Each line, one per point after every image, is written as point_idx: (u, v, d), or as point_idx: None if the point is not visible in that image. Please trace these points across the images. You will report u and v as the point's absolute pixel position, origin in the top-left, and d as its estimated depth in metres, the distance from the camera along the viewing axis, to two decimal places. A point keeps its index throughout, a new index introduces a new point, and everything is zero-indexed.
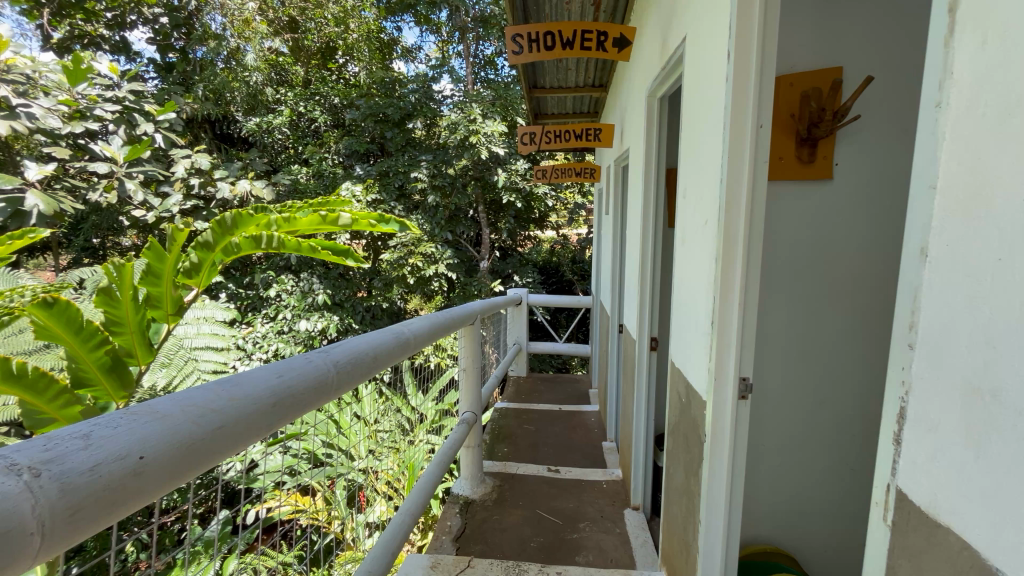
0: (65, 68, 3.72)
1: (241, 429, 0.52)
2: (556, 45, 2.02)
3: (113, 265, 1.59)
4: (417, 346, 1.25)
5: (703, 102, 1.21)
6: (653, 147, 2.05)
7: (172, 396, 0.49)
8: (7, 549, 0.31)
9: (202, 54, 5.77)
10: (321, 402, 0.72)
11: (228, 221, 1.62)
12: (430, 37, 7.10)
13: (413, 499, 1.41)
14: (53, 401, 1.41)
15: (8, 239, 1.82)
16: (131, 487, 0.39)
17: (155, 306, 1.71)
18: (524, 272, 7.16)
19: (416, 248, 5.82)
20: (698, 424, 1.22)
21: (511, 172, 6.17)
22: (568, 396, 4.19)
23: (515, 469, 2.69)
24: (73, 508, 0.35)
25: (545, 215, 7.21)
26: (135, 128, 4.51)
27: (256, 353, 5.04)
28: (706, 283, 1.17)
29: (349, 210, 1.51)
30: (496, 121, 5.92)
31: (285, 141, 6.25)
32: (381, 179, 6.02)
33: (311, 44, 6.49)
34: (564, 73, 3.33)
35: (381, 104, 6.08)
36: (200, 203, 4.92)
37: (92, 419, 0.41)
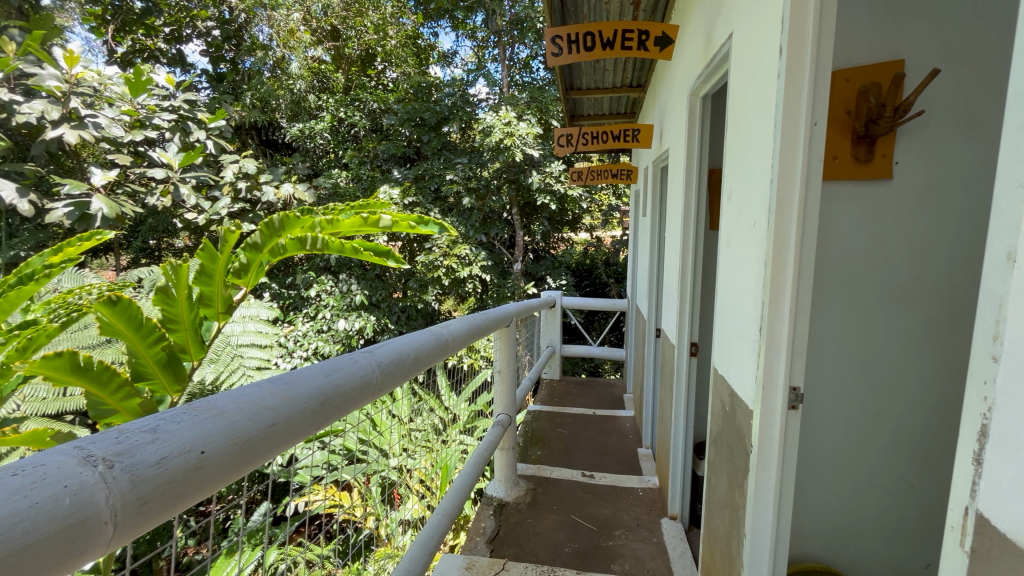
0: (126, 80, 4.00)
1: (290, 427, 0.53)
2: (596, 46, 2.00)
3: (170, 265, 1.66)
4: (456, 347, 1.26)
5: (752, 99, 1.17)
6: (694, 147, 2.00)
7: (229, 392, 0.50)
8: (82, 538, 0.33)
9: (250, 64, 6.04)
10: (366, 400, 0.73)
11: (276, 222, 1.67)
12: (466, 42, 7.19)
13: (449, 500, 1.42)
14: (115, 393, 1.51)
15: (78, 240, 1.95)
16: (193, 481, 0.41)
17: (208, 305, 1.78)
18: (557, 275, 7.13)
19: (451, 250, 5.86)
20: (744, 435, 1.17)
21: (546, 174, 6.16)
22: (603, 400, 4.13)
23: (549, 473, 2.68)
24: (142, 500, 0.36)
25: (579, 217, 7.16)
26: (189, 136, 4.72)
27: (297, 351, 5.22)
28: (754, 287, 1.12)
29: (389, 212, 1.53)
30: (531, 124, 5.93)
31: (326, 146, 6.45)
32: (417, 183, 6.11)
33: (351, 52, 6.68)
34: (601, 74, 3.30)
35: (418, 109, 6.20)
36: (247, 206, 5.14)
37: (157, 415, 0.42)
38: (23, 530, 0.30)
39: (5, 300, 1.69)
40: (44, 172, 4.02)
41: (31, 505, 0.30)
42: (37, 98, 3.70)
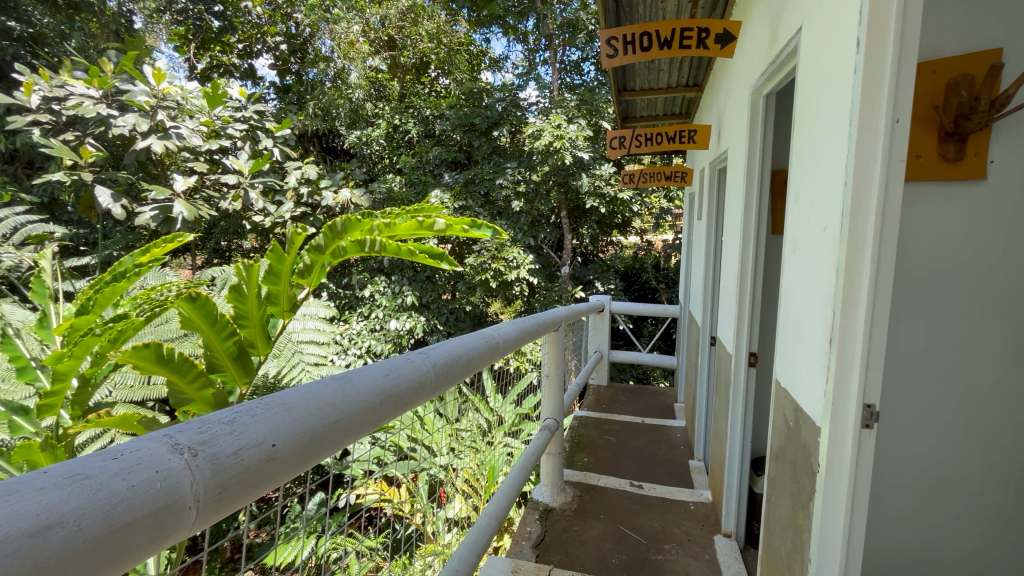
0: (205, 94, 4.38)
1: (350, 424, 0.55)
2: (653, 46, 1.95)
3: (243, 265, 1.77)
4: (507, 349, 1.27)
5: (824, 95, 1.10)
6: (757, 147, 1.91)
7: (297, 389, 0.53)
8: (169, 520, 0.35)
9: (313, 75, 6.36)
10: (422, 400, 0.75)
11: (339, 225, 1.75)
12: (517, 47, 7.23)
13: (496, 501, 1.43)
14: (192, 382, 1.64)
15: (163, 242, 2.13)
16: (265, 471, 0.43)
17: (274, 302, 1.87)
18: (606, 279, 7.02)
19: (499, 253, 5.88)
20: (809, 453, 1.11)
21: (596, 177, 6.10)
22: (652, 408, 4.02)
23: (596, 480, 2.64)
24: (221, 487, 0.39)
25: (629, 220, 7.05)
26: (258, 144, 5.04)
27: (352, 349, 5.44)
28: (824, 295, 1.06)
29: (444, 216, 1.55)
30: (581, 125, 5.89)
31: (382, 151, 6.67)
32: (467, 187, 6.18)
33: (407, 61, 6.87)
34: (655, 74, 3.22)
35: (469, 114, 6.29)
36: (308, 210, 5.36)
37: (234, 407, 0.45)
38: (120, 510, 0.32)
39: (102, 295, 1.88)
40: (133, 179, 4.43)
41: (127, 488, 0.33)
42: (129, 112, 4.10)
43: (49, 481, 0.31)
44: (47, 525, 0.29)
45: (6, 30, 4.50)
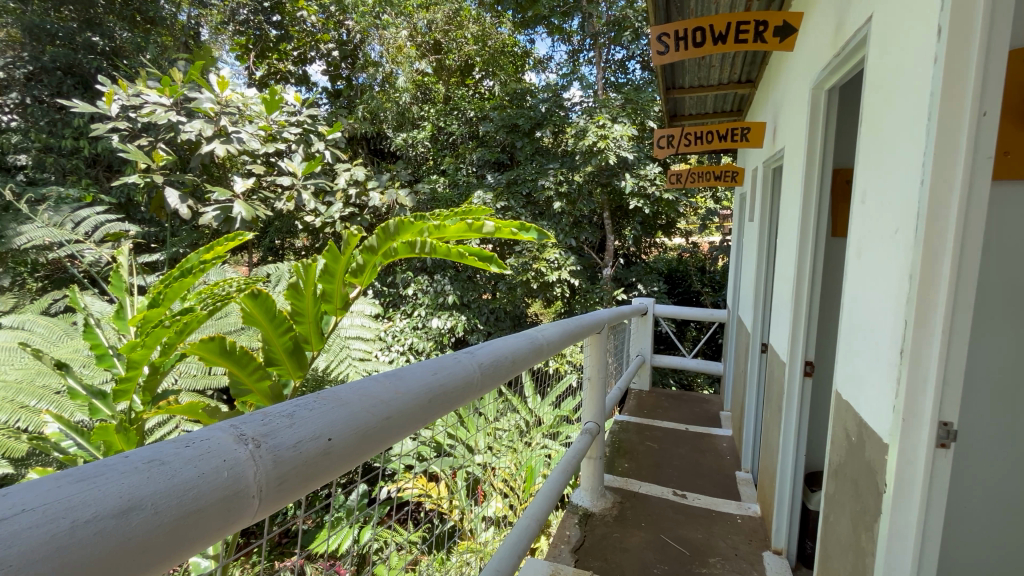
0: (264, 99, 4.62)
1: (400, 421, 0.56)
2: (706, 41, 1.89)
3: (302, 264, 1.85)
4: (551, 351, 1.26)
5: (898, 88, 1.03)
6: (817, 145, 1.81)
7: (351, 384, 0.54)
8: (233, 509, 0.36)
9: (363, 80, 6.55)
10: (469, 400, 0.76)
11: (392, 227, 1.79)
12: (562, 47, 7.17)
13: (537, 504, 1.42)
14: (251, 375, 1.74)
15: (225, 241, 2.26)
16: (321, 464, 0.44)
17: (328, 300, 1.94)
18: (649, 281, 6.85)
19: (540, 254, 5.86)
20: (875, 471, 1.03)
21: (640, 177, 5.96)
22: (696, 416, 3.89)
23: (637, 487, 2.58)
24: (282, 478, 0.40)
25: (674, 221, 6.87)
26: (311, 147, 5.25)
27: (395, 345, 5.58)
28: (894, 303, 0.99)
29: (493, 219, 1.56)
30: (626, 125, 5.80)
31: (427, 153, 6.78)
32: (509, 187, 6.18)
33: (452, 63, 6.97)
34: (706, 71, 3.12)
35: (513, 115, 6.30)
36: (355, 211, 5.51)
37: (293, 401, 0.46)
38: (193, 497, 0.33)
39: (171, 289, 2.02)
40: (198, 181, 4.73)
41: (198, 475, 0.34)
42: (196, 118, 4.40)
43: (132, 465, 0.33)
44: (128, 508, 0.30)
45: (92, 44, 5.20)
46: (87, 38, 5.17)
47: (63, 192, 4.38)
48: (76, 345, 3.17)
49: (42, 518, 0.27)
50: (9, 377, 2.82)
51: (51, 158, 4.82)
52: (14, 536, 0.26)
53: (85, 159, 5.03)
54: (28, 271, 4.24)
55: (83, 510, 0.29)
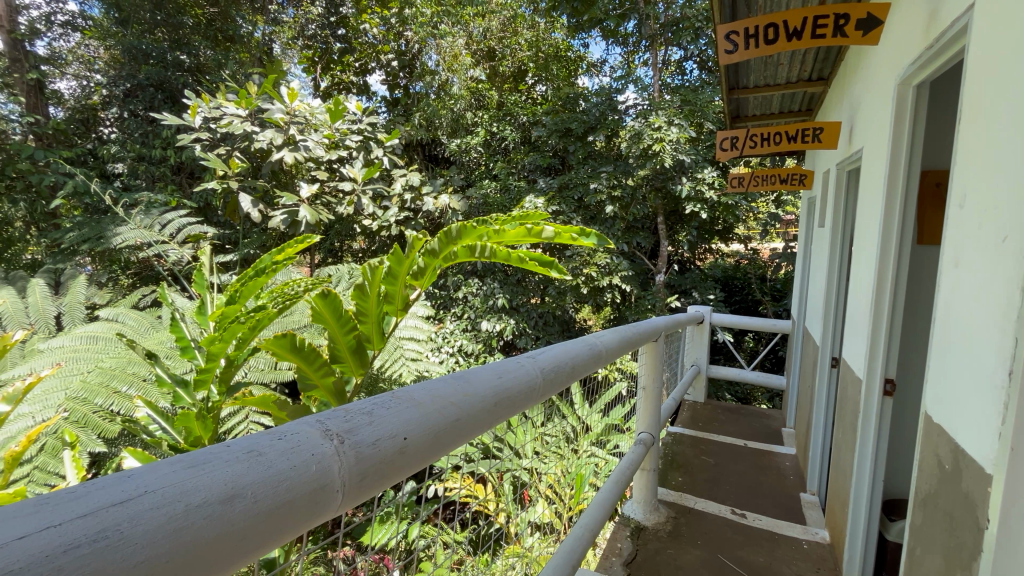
0: (329, 109, 4.90)
1: (467, 423, 0.57)
2: (780, 38, 1.80)
3: (368, 267, 1.92)
4: (609, 357, 1.23)
5: (1010, 80, 0.93)
6: (902, 145, 1.67)
7: (423, 385, 0.55)
8: (320, 502, 0.38)
9: (420, 89, 6.75)
10: (531, 404, 0.75)
11: (454, 231, 1.81)
12: (617, 49, 7.03)
13: (591, 514, 1.40)
14: (317, 370, 1.84)
15: (295, 243, 2.39)
16: (398, 462, 0.45)
17: (390, 302, 2.00)
18: (705, 288, 6.58)
19: (591, 259, 5.79)
20: (975, 502, 0.93)
21: (698, 181, 5.74)
22: (756, 431, 3.69)
23: (692, 503, 2.48)
24: (363, 474, 0.41)
25: (732, 226, 6.60)
26: (371, 153, 5.46)
27: (445, 346, 5.68)
28: (1003, 318, 0.89)
29: (553, 224, 1.56)
30: (683, 128, 5.63)
31: (480, 158, 6.81)
32: (561, 192, 6.13)
33: (505, 69, 7.08)
34: (773, 69, 2.97)
35: (566, 119, 6.27)
36: (410, 215, 5.66)
37: (371, 399, 0.48)
38: (286, 488, 0.35)
39: (247, 287, 2.16)
40: (269, 186, 5.05)
41: (290, 467, 0.36)
42: (268, 128, 4.74)
43: (233, 455, 0.34)
44: (230, 495, 0.32)
45: (180, 62, 5.72)
46: (177, 56, 5.68)
47: (152, 196, 4.79)
48: (161, 337, 3.45)
49: (159, 502, 0.29)
50: (105, 364, 3.12)
51: (143, 166, 5.32)
52: (134, 517, 0.28)
53: (171, 167, 5.51)
54: (121, 268, 4.71)
55: (193, 495, 0.30)
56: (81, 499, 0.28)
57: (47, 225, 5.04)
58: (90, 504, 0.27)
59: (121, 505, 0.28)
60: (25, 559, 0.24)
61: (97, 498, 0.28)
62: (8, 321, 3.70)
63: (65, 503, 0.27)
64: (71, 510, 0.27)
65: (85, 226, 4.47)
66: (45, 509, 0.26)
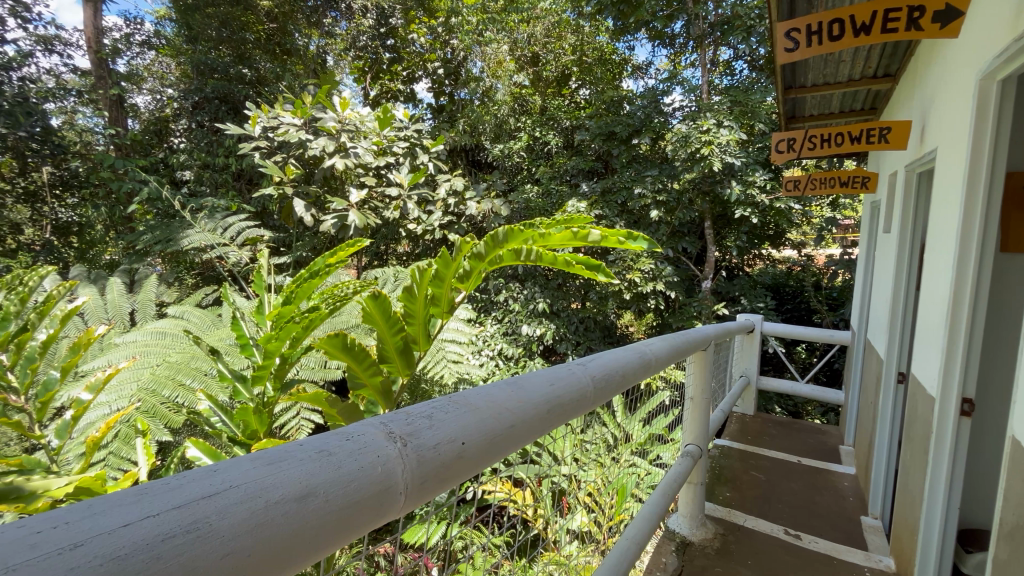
0: (379, 117, 5.08)
1: (522, 429, 0.57)
2: (845, 34, 1.71)
3: (416, 270, 1.95)
4: (659, 366, 1.20)
5: None
6: (985, 145, 1.55)
7: (479, 390, 0.56)
8: (386, 500, 0.39)
9: (465, 95, 6.85)
10: (583, 412, 0.74)
11: (500, 234, 1.82)
12: (663, 51, 6.87)
13: (637, 526, 1.37)
14: (366, 370, 1.90)
15: (346, 246, 2.47)
16: (457, 465, 0.46)
17: (437, 304, 2.03)
18: (754, 296, 6.30)
19: (635, 264, 5.67)
20: None
21: (748, 185, 5.51)
22: (811, 447, 3.50)
23: (742, 521, 2.38)
24: (424, 477, 0.42)
25: (784, 231, 6.33)
26: (417, 159, 5.58)
27: (486, 349, 5.72)
28: None
29: (599, 227, 1.54)
30: (733, 129, 5.44)
31: (522, 163, 6.83)
32: (605, 196, 6.05)
33: (549, 74, 7.02)
34: (834, 66, 2.82)
35: (611, 123, 6.19)
36: (453, 218, 5.74)
37: (430, 404, 0.48)
38: (355, 487, 0.36)
39: (302, 289, 2.26)
40: (321, 192, 5.27)
41: (358, 468, 0.37)
42: (321, 136, 4.99)
43: (305, 453, 0.36)
44: (305, 493, 0.33)
45: (242, 76, 6.11)
46: (240, 70, 6.08)
47: (215, 202, 5.09)
48: (222, 334, 3.67)
49: (241, 498, 0.30)
50: (172, 358, 3.33)
51: (208, 173, 5.67)
52: (223, 510, 0.29)
53: (233, 174, 5.84)
54: (186, 269, 5.03)
55: (273, 491, 0.32)
56: (178, 490, 0.30)
57: (124, 228, 5.47)
58: (186, 496, 0.29)
59: (211, 497, 0.30)
60: (131, 544, 0.26)
61: (189, 490, 0.30)
62: (90, 317, 4.02)
63: (162, 494, 0.29)
64: (168, 500, 0.29)
65: (157, 229, 4.82)
66: (145, 499, 0.28)
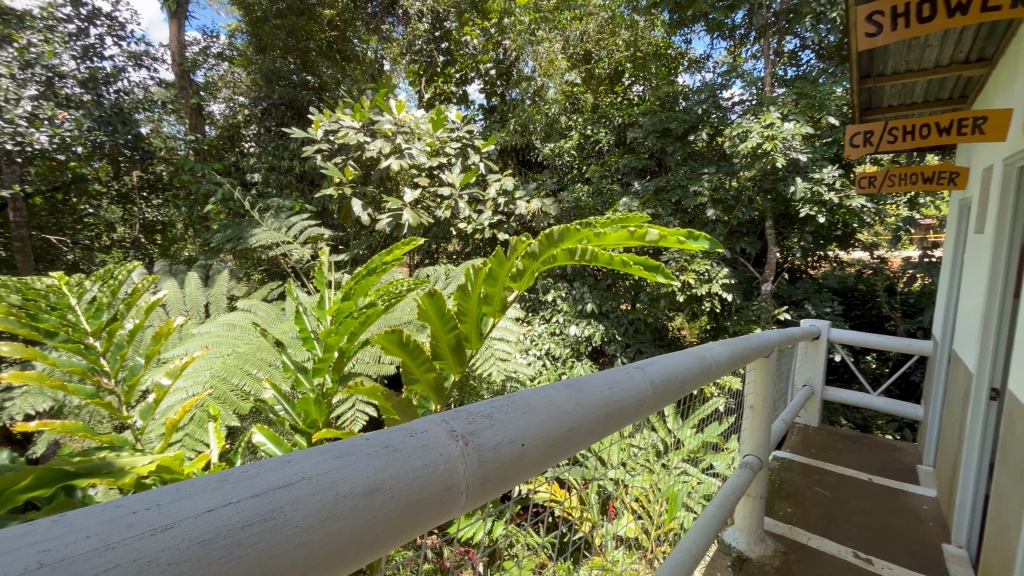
0: (432, 119, 5.26)
1: (580, 433, 0.55)
2: (938, 15, 1.57)
3: (471, 268, 1.96)
4: (720, 373, 1.14)
5: None
6: None
7: (537, 390, 0.55)
8: (446, 501, 0.38)
9: (516, 95, 6.86)
10: (640, 417, 0.72)
11: (555, 234, 1.79)
12: (722, 43, 6.57)
13: (692, 538, 1.31)
14: (420, 366, 1.94)
15: (401, 244, 2.53)
16: (516, 467, 0.45)
17: (489, 303, 2.03)
18: (820, 301, 5.92)
19: (689, 265, 5.48)
20: None
21: (815, 182, 5.17)
22: (885, 464, 3.23)
23: (805, 539, 2.24)
24: (485, 478, 0.41)
25: (855, 231, 5.92)
26: (469, 159, 5.62)
27: (533, 349, 5.73)
28: None
29: (657, 227, 1.49)
30: (799, 123, 5.10)
31: (573, 162, 6.72)
32: (658, 195, 5.86)
33: (601, 72, 6.91)
34: (919, 51, 2.59)
35: (665, 119, 5.96)
36: (503, 218, 5.76)
37: (488, 403, 0.48)
38: (419, 485, 0.36)
39: (359, 285, 2.34)
40: (377, 192, 5.45)
41: (423, 466, 0.36)
42: (378, 138, 5.19)
43: (372, 448, 0.36)
44: (372, 489, 0.33)
45: (306, 82, 6.43)
46: (304, 77, 6.40)
47: (281, 202, 5.39)
48: (285, 327, 3.87)
49: (312, 489, 0.31)
50: (240, 348, 3.56)
51: (274, 175, 6.02)
52: (297, 502, 0.30)
53: (296, 176, 6.13)
54: (254, 266, 5.34)
55: (342, 485, 0.32)
56: (253, 479, 0.30)
57: (200, 227, 5.92)
58: (260, 486, 0.30)
59: (285, 488, 0.30)
60: (214, 530, 0.27)
61: (264, 479, 0.30)
62: (171, 308, 4.39)
63: (241, 482, 0.30)
64: (247, 489, 0.30)
65: (229, 229, 5.17)
66: (226, 486, 0.29)
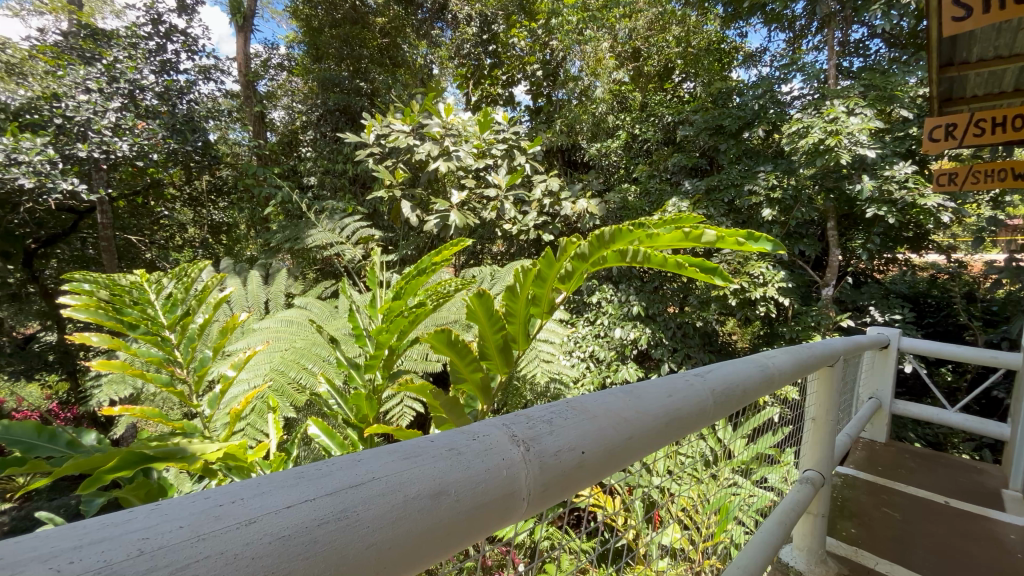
0: (479, 121, 5.32)
1: (640, 441, 0.53)
2: None
3: (520, 269, 1.96)
4: (782, 382, 1.08)
5: None
6: None
7: (595, 396, 0.53)
8: (509, 504, 0.38)
9: (563, 95, 6.65)
10: (700, 427, 0.68)
11: (607, 234, 1.76)
12: (781, 35, 6.26)
13: (748, 556, 1.24)
14: (468, 366, 1.96)
15: (450, 245, 2.57)
16: (576, 475, 0.44)
17: (538, 304, 2.02)
18: (889, 306, 5.51)
19: (742, 267, 5.24)
20: None
21: (884, 179, 4.82)
22: (964, 486, 2.96)
23: (872, 563, 2.09)
24: (546, 484, 0.41)
25: (929, 232, 5.48)
26: (515, 161, 5.62)
27: (577, 351, 5.65)
28: None
29: (715, 227, 1.43)
30: (868, 117, 4.76)
31: (620, 162, 6.59)
32: (710, 195, 5.63)
33: (651, 69, 6.77)
34: (1009, 33, 2.35)
35: (718, 116, 5.72)
36: (548, 219, 5.72)
37: (548, 407, 0.47)
38: (483, 490, 0.36)
39: (409, 285, 2.40)
40: (425, 194, 5.57)
41: (486, 471, 0.36)
42: (427, 140, 5.30)
43: (437, 450, 0.36)
44: (437, 491, 0.33)
45: (359, 88, 6.69)
46: (357, 84, 6.67)
47: (335, 204, 5.61)
48: (338, 324, 4.04)
49: (380, 490, 0.31)
50: (297, 344, 3.75)
51: (329, 179, 6.30)
52: (366, 502, 0.30)
53: (349, 179, 6.35)
54: (309, 264, 5.57)
55: (410, 486, 0.33)
56: (325, 477, 0.31)
57: (261, 227, 6.27)
58: (332, 484, 0.31)
59: (357, 487, 0.31)
60: (292, 526, 0.27)
61: (335, 478, 0.31)
62: (235, 305, 4.68)
63: (314, 479, 0.31)
64: (319, 487, 0.30)
65: (288, 229, 5.44)
66: (302, 482, 0.30)
